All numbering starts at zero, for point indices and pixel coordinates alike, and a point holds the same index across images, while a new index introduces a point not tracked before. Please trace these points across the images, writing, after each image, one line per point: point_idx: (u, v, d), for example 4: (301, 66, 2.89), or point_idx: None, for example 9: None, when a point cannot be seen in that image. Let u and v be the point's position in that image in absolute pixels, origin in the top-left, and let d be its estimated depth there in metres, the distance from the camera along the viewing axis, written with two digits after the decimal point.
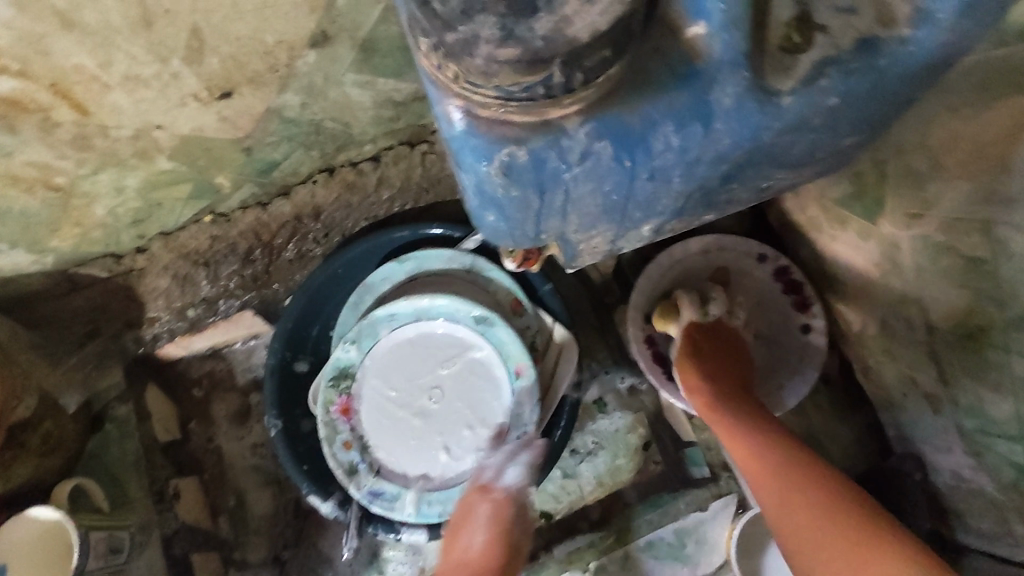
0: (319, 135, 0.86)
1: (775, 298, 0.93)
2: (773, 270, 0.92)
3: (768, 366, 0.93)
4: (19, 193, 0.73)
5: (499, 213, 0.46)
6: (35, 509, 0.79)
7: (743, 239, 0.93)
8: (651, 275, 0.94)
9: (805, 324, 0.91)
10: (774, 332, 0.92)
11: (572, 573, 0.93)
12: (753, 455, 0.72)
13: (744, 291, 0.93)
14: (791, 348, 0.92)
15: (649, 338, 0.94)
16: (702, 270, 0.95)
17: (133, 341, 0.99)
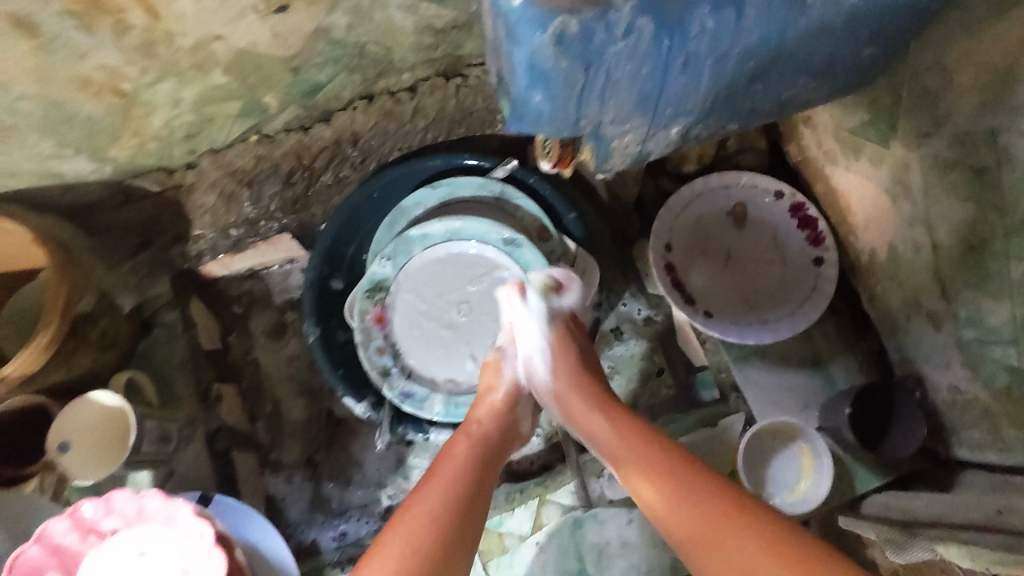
0: (362, 59, 0.90)
1: (790, 231, 0.97)
2: (790, 205, 0.96)
3: (783, 295, 0.95)
4: (86, 97, 0.76)
5: (545, 93, 0.51)
6: (97, 393, 0.88)
7: (762, 175, 0.97)
8: (671, 207, 0.98)
9: (818, 256, 0.94)
10: (788, 263, 0.96)
11: (586, 478, 0.96)
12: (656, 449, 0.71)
13: (759, 225, 0.98)
14: (806, 277, 0.95)
15: (669, 267, 0.96)
16: (723, 202, 0.99)
17: (180, 255, 1.06)
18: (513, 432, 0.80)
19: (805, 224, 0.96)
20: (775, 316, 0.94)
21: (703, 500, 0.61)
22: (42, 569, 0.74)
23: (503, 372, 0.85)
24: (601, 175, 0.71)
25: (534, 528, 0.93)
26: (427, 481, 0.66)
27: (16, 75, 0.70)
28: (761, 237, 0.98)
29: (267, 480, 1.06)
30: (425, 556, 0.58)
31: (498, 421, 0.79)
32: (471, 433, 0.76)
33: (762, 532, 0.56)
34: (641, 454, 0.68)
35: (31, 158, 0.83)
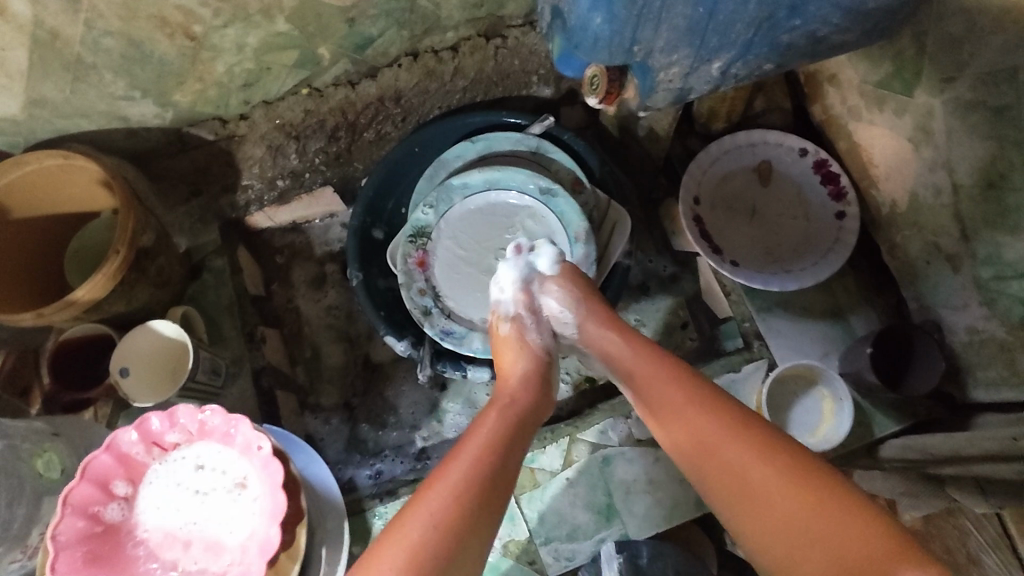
0: (412, 13, 0.96)
1: (812, 187, 1.02)
2: (813, 162, 1.01)
3: (805, 247, 1.00)
4: (161, 37, 0.84)
5: (606, 13, 0.57)
6: (157, 323, 0.92)
7: (787, 134, 1.02)
8: (700, 163, 1.03)
9: (840, 211, 0.99)
10: (809, 217, 1.01)
11: (614, 420, 1.00)
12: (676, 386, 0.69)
13: (783, 182, 1.03)
14: (829, 230, 1.00)
15: (698, 218, 1.01)
16: (749, 160, 1.04)
17: (229, 206, 1.09)
18: (541, 393, 0.75)
19: (827, 180, 1.01)
20: (798, 266, 0.99)
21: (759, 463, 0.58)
22: (112, 474, 0.78)
23: (526, 340, 0.82)
24: (643, 112, 0.76)
25: (564, 465, 0.97)
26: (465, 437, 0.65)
27: (104, 11, 0.77)
28: (783, 194, 1.03)
29: (306, 420, 1.10)
30: (454, 511, 0.56)
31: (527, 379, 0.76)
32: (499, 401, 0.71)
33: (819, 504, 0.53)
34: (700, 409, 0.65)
35: (103, 97, 0.90)
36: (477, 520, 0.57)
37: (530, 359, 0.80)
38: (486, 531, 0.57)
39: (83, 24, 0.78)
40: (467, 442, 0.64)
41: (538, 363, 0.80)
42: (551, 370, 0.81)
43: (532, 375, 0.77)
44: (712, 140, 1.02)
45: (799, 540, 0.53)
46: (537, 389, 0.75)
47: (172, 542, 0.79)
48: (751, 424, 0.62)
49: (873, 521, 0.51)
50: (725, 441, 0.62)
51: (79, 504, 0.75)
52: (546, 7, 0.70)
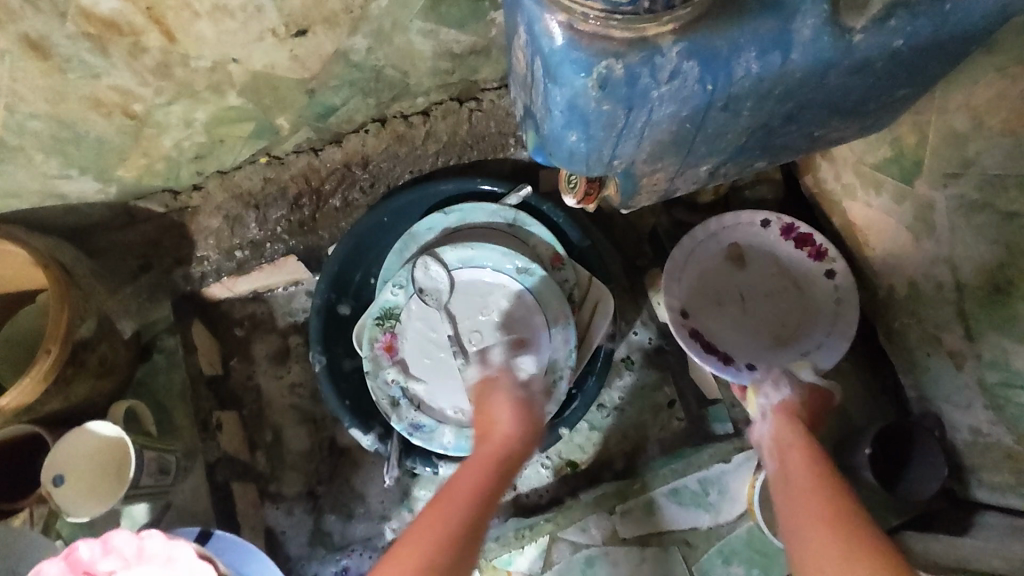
0: (378, 82, 0.89)
1: (791, 250, 0.96)
2: (778, 227, 0.96)
3: (805, 319, 0.94)
4: (97, 117, 0.76)
5: (582, 133, 0.50)
6: (95, 424, 0.84)
7: (742, 211, 0.97)
8: (671, 262, 0.96)
9: (828, 271, 0.93)
10: (800, 290, 0.95)
11: (599, 516, 0.92)
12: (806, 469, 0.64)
13: (762, 257, 0.97)
14: (820, 294, 0.94)
15: (695, 332, 0.93)
16: (720, 239, 0.97)
17: (182, 278, 1.01)
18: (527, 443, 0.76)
19: (801, 241, 0.95)
20: (809, 347, 0.93)
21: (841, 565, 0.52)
22: None
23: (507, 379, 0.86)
24: (626, 209, 0.70)
25: (544, 567, 0.90)
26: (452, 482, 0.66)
27: (28, 94, 0.69)
28: (765, 267, 0.97)
29: (267, 511, 1.02)
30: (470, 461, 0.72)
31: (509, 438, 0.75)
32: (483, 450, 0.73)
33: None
34: (814, 501, 0.59)
35: (35, 177, 0.82)
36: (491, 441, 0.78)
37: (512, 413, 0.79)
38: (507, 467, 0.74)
39: (5, 109, 0.70)
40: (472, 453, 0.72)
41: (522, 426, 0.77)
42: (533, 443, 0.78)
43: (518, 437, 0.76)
44: (680, 238, 0.96)
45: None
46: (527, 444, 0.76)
47: None
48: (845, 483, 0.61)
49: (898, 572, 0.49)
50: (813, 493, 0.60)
51: None
52: (518, 102, 0.63)
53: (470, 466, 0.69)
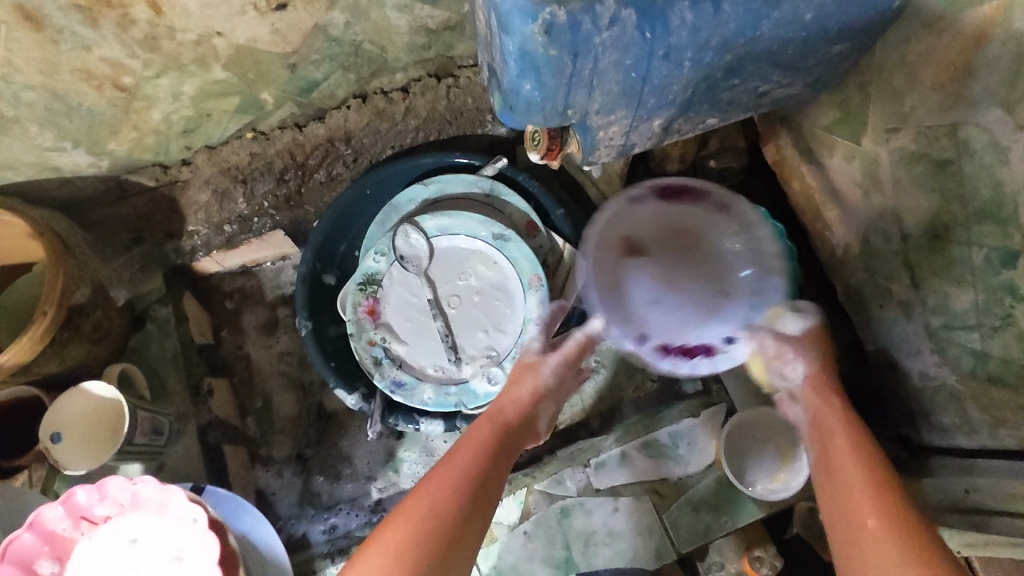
0: (357, 57, 0.93)
1: (688, 206, 0.94)
2: (659, 197, 0.95)
3: (710, 259, 0.93)
4: (88, 89, 0.80)
5: (535, 81, 0.54)
6: (92, 384, 0.88)
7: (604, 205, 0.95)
8: (600, 271, 0.94)
9: (723, 201, 0.93)
10: (721, 245, 0.93)
11: (573, 469, 0.97)
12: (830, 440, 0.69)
13: (650, 230, 0.94)
14: (729, 231, 0.93)
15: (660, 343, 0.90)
16: (642, 232, 0.94)
17: (174, 251, 1.06)
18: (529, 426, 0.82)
19: (688, 196, 0.94)
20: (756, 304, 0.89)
21: (876, 524, 0.58)
22: (34, 554, 0.73)
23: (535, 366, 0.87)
24: (588, 166, 0.74)
25: (521, 518, 0.95)
26: (463, 444, 0.73)
27: (23, 65, 0.73)
28: (664, 236, 0.94)
29: (258, 474, 1.06)
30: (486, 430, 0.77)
31: (520, 415, 0.81)
32: (497, 418, 0.79)
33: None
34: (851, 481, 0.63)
35: (30, 149, 0.86)
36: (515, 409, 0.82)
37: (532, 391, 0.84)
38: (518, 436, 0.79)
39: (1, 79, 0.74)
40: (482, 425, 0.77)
41: (533, 396, 0.83)
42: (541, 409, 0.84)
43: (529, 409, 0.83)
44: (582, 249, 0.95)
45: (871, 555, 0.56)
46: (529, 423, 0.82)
47: None
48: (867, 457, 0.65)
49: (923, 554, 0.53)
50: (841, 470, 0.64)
51: None
52: (483, 64, 0.67)
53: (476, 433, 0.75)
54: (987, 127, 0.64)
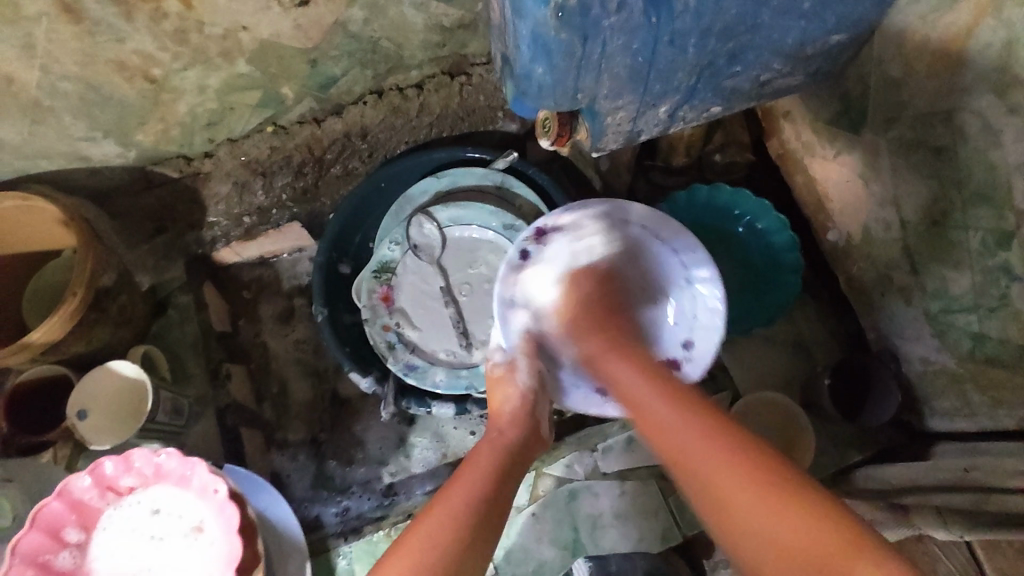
0: (374, 54, 0.97)
1: (556, 243, 0.87)
2: (533, 244, 0.87)
3: (642, 280, 0.90)
4: (120, 80, 0.84)
5: (547, 64, 0.57)
6: (117, 364, 0.92)
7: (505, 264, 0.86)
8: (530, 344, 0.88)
9: (590, 217, 0.85)
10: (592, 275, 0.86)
11: (581, 453, 0.99)
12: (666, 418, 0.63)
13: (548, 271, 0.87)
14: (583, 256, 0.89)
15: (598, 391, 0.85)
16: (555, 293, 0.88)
17: (195, 241, 1.10)
18: (536, 433, 0.78)
19: (559, 231, 0.86)
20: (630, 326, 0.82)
21: (729, 474, 0.55)
22: (62, 522, 0.76)
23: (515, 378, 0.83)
24: (596, 154, 0.77)
25: (530, 500, 0.98)
26: (467, 469, 0.68)
27: (61, 56, 0.78)
28: (555, 282, 0.88)
29: (273, 457, 1.09)
30: (491, 455, 0.71)
31: (519, 427, 0.77)
32: (495, 441, 0.73)
33: (826, 530, 0.47)
34: (705, 453, 0.58)
35: (63, 139, 0.90)
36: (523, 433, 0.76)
37: (522, 408, 0.79)
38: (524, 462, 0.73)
39: (40, 69, 0.78)
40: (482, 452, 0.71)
41: (527, 405, 0.80)
42: (542, 410, 0.81)
43: (527, 415, 0.79)
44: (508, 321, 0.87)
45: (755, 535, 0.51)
46: (534, 427, 0.78)
47: None
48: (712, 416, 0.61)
49: (806, 513, 0.49)
50: (694, 441, 0.59)
51: (28, 554, 0.73)
52: (496, 54, 0.71)
53: (479, 459, 0.70)
54: (980, 113, 0.66)
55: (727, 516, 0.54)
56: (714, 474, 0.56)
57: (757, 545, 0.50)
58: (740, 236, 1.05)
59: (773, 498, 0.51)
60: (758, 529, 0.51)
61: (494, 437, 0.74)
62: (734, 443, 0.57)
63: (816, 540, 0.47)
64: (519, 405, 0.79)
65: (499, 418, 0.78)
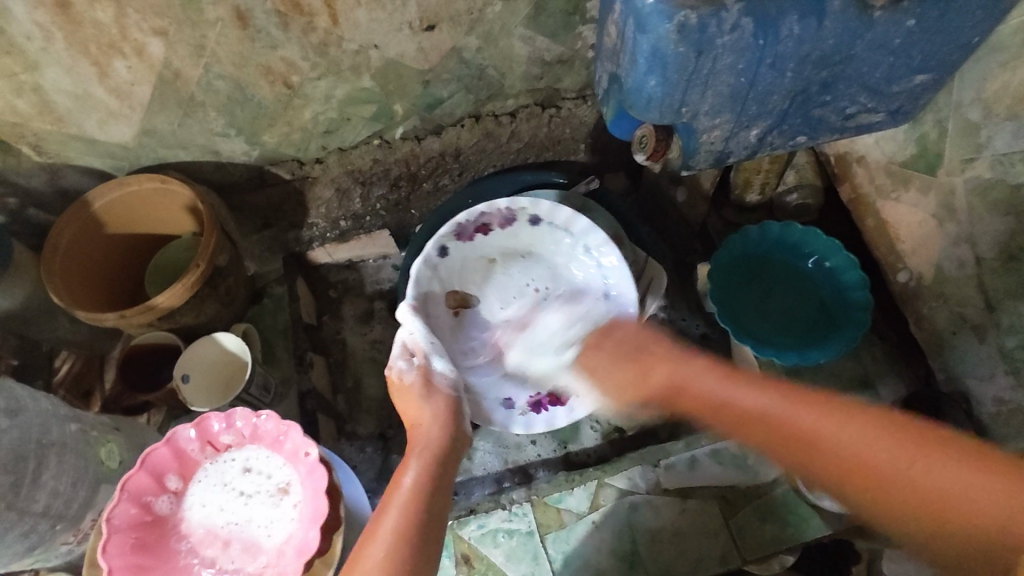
0: (480, 80, 1.06)
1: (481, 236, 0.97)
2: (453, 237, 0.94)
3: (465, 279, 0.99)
4: (264, 84, 0.96)
5: (660, 77, 0.65)
6: (220, 336, 1.01)
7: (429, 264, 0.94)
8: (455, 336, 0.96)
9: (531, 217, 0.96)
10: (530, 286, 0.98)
11: (643, 468, 1.01)
12: (826, 433, 0.66)
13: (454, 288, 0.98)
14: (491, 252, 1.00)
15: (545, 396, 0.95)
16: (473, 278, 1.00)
17: (293, 239, 1.22)
18: (459, 432, 0.78)
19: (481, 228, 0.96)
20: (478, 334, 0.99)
21: (882, 452, 0.63)
22: (166, 467, 0.82)
23: (423, 385, 0.82)
24: (685, 171, 0.84)
25: (590, 508, 0.99)
26: (389, 498, 0.68)
27: (223, 57, 0.90)
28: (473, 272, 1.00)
29: (342, 447, 1.15)
30: (422, 475, 0.70)
31: (444, 432, 0.76)
32: (416, 448, 0.74)
33: (950, 456, 0.61)
34: (840, 442, 0.65)
35: (203, 132, 1.01)
36: (447, 436, 0.76)
37: (443, 410, 0.79)
38: (452, 461, 0.75)
39: (203, 67, 0.91)
40: (404, 472, 0.71)
41: (449, 409, 0.80)
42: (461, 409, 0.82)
43: (448, 424, 0.78)
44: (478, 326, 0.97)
45: (912, 495, 0.62)
46: (458, 427, 0.78)
47: (212, 540, 0.82)
48: (850, 409, 0.66)
49: (983, 472, 0.59)
50: (816, 429, 0.67)
51: (134, 491, 0.79)
52: (604, 75, 0.80)
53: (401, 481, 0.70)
54: None
55: (868, 488, 0.64)
56: (855, 452, 0.64)
57: (928, 497, 0.61)
58: (810, 273, 1.09)
59: (941, 457, 0.61)
60: (917, 486, 0.61)
61: (416, 449, 0.74)
62: (856, 413, 0.66)
63: (961, 482, 0.60)
64: (435, 413, 0.78)
65: (418, 433, 0.77)
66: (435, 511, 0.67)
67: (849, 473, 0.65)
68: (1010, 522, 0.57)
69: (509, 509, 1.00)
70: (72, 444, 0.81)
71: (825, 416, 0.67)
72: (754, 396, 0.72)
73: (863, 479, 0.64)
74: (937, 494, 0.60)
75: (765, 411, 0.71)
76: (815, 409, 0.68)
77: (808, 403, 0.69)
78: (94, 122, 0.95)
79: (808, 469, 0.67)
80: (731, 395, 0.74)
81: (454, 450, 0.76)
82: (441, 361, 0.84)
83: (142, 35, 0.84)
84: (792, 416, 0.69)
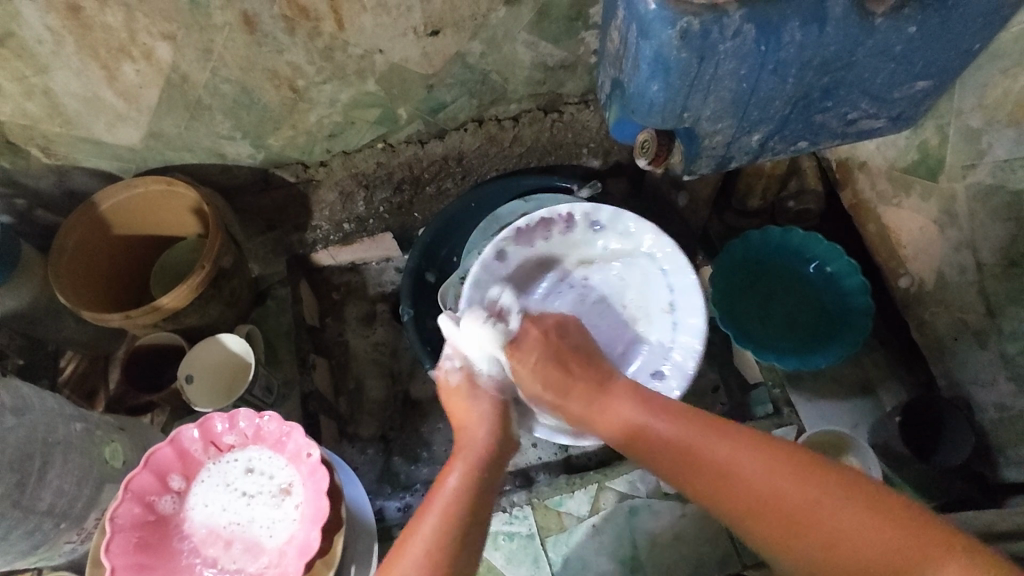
0: (483, 85, 1.07)
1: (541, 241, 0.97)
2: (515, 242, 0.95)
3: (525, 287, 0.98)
4: (269, 87, 0.97)
5: (662, 82, 0.66)
6: (225, 337, 1.02)
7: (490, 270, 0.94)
8: None
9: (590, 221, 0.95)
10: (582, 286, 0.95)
11: (644, 472, 1.01)
12: (726, 459, 0.63)
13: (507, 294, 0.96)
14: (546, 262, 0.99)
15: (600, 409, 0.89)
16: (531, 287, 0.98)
17: (297, 241, 1.22)
18: (508, 435, 0.75)
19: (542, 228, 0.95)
20: None
21: (783, 484, 0.60)
22: (169, 467, 0.82)
23: (470, 388, 0.78)
24: (687, 176, 0.85)
25: (591, 511, 0.99)
26: (428, 501, 0.66)
27: (229, 61, 0.91)
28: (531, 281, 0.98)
29: (343, 448, 1.15)
30: (467, 478, 0.68)
31: (493, 433, 0.74)
32: (461, 450, 0.72)
33: (851, 495, 0.57)
34: (745, 474, 0.61)
35: (209, 135, 1.02)
36: (494, 436, 0.74)
37: (493, 411, 0.76)
38: (499, 462, 0.73)
39: (209, 71, 0.92)
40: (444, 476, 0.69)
41: (498, 409, 0.77)
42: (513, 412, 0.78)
43: (498, 425, 0.75)
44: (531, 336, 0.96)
45: (816, 531, 0.58)
46: (507, 430, 0.75)
47: (214, 540, 0.82)
48: (759, 437, 0.63)
49: (885, 513, 0.56)
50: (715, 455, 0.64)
51: (137, 491, 0.80)
52: (608, 80, 0.81)
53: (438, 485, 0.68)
54: None
55: (763, 526, 0.60)
56: (758, 482, 0.61)
57: (836, 542, 0.57)
58: (812, 278, 1.10)
59: (848, 494, 0.57)
60: (813, 519, 0.58)
61: (459, 451, 0.72)
62: (765, 451, 0.62)
63: (858, 522, 0.56)
64: (484, 414, 0.75)
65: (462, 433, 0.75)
66: (478, 516, 0.65)
67: (748, 511, 0.61)
68: (911, 569, 0.53)
69: (509, 512, 0.99)
70: (77, 442, 0.82)
71: (729, 442, 0.64)
72: (665, 424, 0.68)
73: (762, 513, 0.60)
74: (836, 532, 0.57)
75: (672, 448, 0.66)
76: (718, 438, 0.65)
77: (713, 429, 0.66)
78: (102, 124, 0.96)
79: (709, 500, 0.63)
80: (651, 427, 0.68)
81: (502, 453, 0.73)
82: (491, 361, 0.80)
83: (150, 39, 0.85)
84: (697, 448, 0.65)
